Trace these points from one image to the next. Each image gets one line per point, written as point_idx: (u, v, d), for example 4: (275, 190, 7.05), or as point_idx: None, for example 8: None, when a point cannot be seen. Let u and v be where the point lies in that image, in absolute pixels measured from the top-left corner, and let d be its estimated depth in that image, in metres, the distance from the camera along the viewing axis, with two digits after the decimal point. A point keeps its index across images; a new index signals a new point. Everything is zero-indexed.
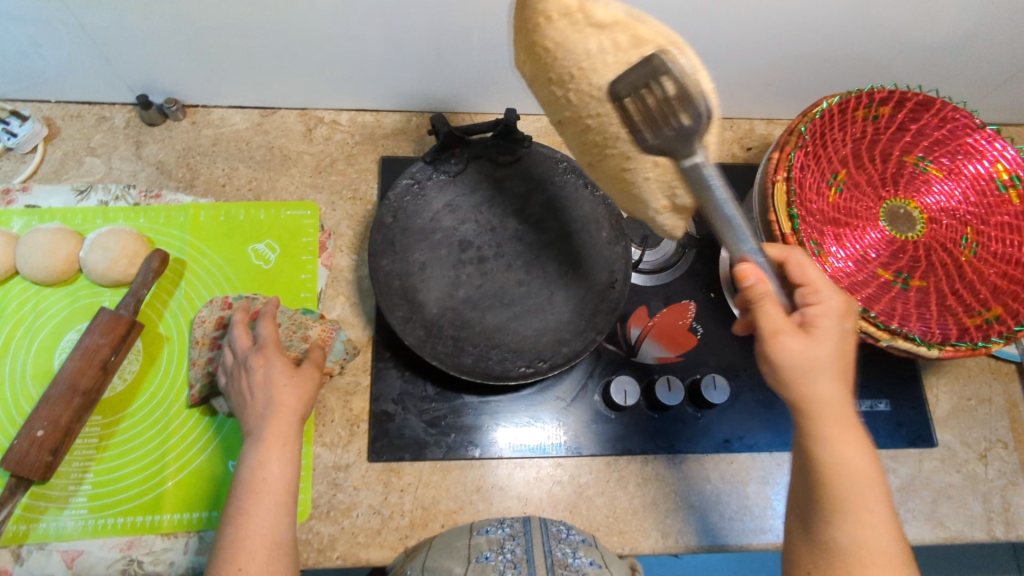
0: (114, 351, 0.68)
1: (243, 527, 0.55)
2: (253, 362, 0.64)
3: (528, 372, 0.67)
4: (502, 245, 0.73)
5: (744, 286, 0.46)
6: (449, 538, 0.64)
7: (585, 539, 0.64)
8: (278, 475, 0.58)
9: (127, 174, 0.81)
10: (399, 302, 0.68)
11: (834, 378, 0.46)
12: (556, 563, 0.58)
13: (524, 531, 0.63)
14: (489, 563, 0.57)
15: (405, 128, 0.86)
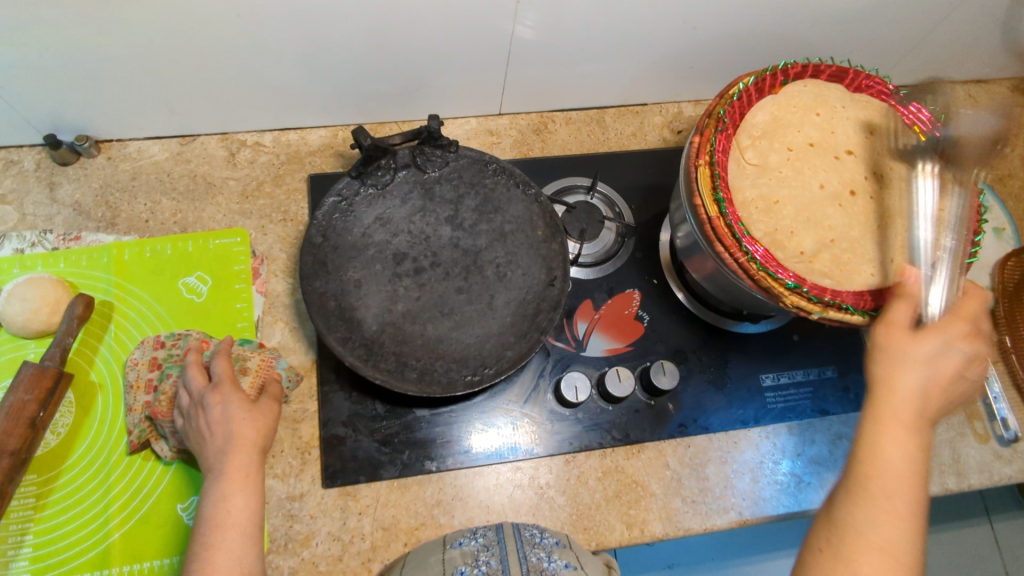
0: (42, 406, 0.65)
1: (209, 560, 0.54)
2: (210, 399, 0.61)
3: (474, 380, 0.66)
4: (439, 253, 0.72)
5: (902, 279, 0.57)
6: (424, 553, 0.63)
7: (560, 541, 0.64)
8: (242, 508, 0.57)
9: (42, 219, 0.77)
10: (336, 323, 0.67)
11: (909, 379, 0.53)
12: (532, 569, 0.57)
13: (498, 540, 0.63)
14: None
15: (331, 143, 0.84)
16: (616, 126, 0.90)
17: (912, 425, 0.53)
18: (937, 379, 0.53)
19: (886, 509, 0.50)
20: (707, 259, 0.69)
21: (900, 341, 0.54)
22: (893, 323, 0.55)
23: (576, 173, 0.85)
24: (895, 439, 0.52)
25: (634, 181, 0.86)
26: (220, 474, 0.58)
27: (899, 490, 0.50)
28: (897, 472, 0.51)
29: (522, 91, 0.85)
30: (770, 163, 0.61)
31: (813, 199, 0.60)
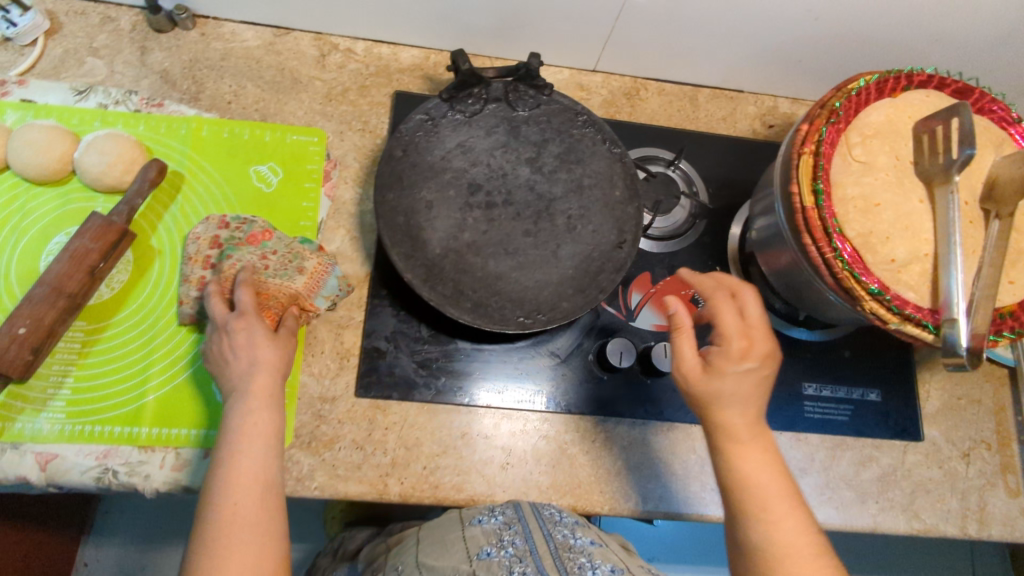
0: (104, 257, 0.66)
1: (233, 466, 0.55)
2: (234, 326, 0.61)
3: (527, 323, 0.66)
4: (513, 193, 0.71)
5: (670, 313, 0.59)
6: (441, 535, 0.64)
7: (578, 519, 0.66)
8: (267, 423, 0.58)
9: (129, 79, 0.77)
10: (401, 239, 0.66)
11: (734, 408, 0.56)
12: (560, 546, 0.59)
13: (518, 518, 0.63)
14: (494, 560, 0.57)
15: (422, 65, 0.83)
16: (708, 107, 0.87)
17: (751, 435, 0.56)
18: (746, 397, 0.56)
19: (768, 520, 0.54)
20: (784, 253, 0.67)
21: (704, 378, 0.57)
22: (684, 370, 0.57)
23: (661, 144, 0.82)
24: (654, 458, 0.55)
25: (717, 165, 0.83)
26: (249, 389, 0.59)
27: (767, 501, 0.54)
28: (756, 482, 0.55)
29: (624, 51, 0.82)
30: (877, 164, 0.59)
31: (913, 210, 0.58)
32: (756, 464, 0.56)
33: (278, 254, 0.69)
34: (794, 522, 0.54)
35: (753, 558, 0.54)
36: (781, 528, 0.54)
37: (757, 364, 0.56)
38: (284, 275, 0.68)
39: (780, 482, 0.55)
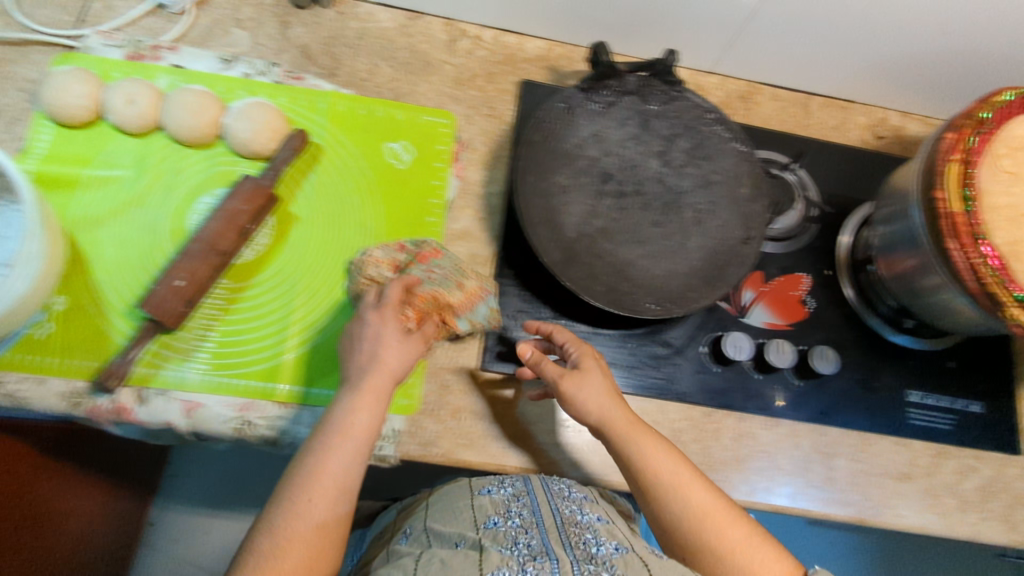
0: (253, 220, 0.69)
1: (321, 464, 0.56)
2: (370, 315, 0.62)
3: (658, 311, 0.68)
4: (644, 184, 0.73)
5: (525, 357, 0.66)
6: (450, 499, 0.65)
7: (586, 495, 0.66)
8: (365, 424, 0.58)
9: (271, 51, 0.79)
10: (539, 221, 0.69)
11: (598, 396, 0.64)
12: (566, 521, 0.59)
13: (526, 492, 0.65)
14: (500, 529, 0.57)
15: (547, 56, 0.85)
16: (820, 115, 0.89)
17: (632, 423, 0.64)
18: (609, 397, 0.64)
19: (689, 490, 0.61)
20: (909, 257, 0.69)
21: (573, 378, 0.64)
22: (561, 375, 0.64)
23: (777, 147, 0.84)
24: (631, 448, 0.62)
25: (830, 171, 0.85)
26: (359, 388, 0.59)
27: (677, 476, 0.62)
28: (669, 465, 0.62)
29: (746, 55, 0.84)
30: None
31: None
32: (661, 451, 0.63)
33: (443, 267, 0.69)
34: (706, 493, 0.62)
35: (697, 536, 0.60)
36: (681, 504, 0.61)
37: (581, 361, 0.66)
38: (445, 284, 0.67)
39: (665, 464, 0.62)
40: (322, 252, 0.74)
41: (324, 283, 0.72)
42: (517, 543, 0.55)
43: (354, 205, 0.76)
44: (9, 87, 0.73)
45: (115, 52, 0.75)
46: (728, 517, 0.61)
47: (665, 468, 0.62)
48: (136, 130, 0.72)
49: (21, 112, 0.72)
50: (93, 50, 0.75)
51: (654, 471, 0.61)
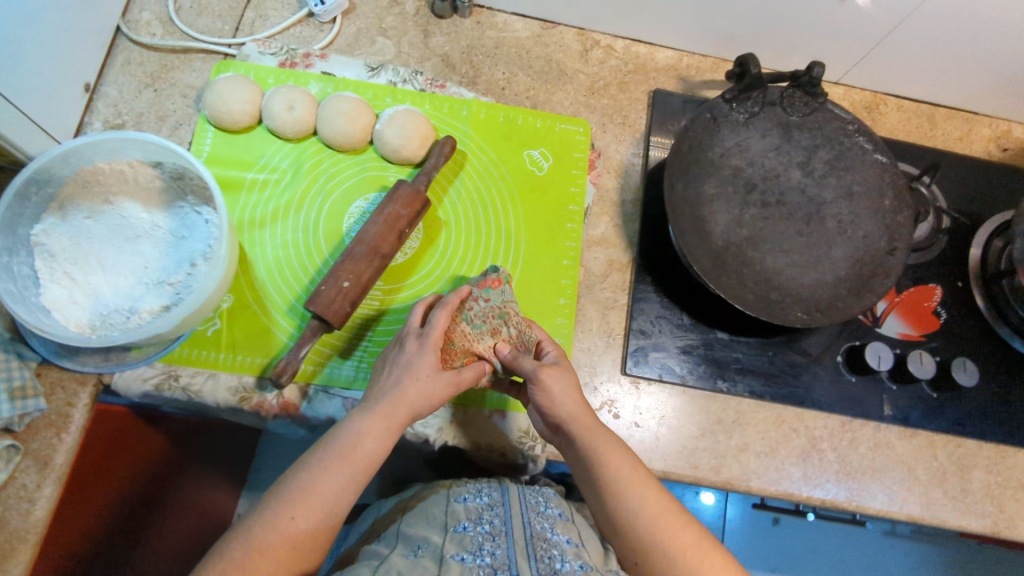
0: (410, 224, 0.71)
1: (314, 482, 0.56)
2: (408, 341, 0.62)
3: (806, 320, 0.69)
4: (786, 194, 0.74)
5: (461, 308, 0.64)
6: (426, 506, 0.68)
7: (563, 514, 0.68)
8: (371, 449, 0.58)
9: (414, 60, 0.82)
10: (689, 229, 0.70)
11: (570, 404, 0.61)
12: (535, 535, 0.61)
13: (502, 502, 0.67)
14: (467, 534, 0.61)
15: (676, 66, 0.86)
16: (944, 126, 0.89)
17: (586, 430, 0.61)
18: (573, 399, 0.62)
19: (618, 489, 0.60)
20: None
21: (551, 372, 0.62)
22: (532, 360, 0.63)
23: (907, 158, 0.84)
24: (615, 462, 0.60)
25: (959, 182, 0.85)
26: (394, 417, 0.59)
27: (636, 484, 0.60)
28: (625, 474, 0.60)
29: (875, 66, 0.84)
30: None
31: None
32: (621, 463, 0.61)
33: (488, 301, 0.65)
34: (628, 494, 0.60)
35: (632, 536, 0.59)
36: (634, 506, 0.60)
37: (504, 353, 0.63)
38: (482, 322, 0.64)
39: (630, 469, 0.61)
40: (468, 255, 0.75)
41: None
42: (481, 551, 0.58)
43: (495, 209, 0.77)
44: (175, 93, 0.76)
45: (270, 59, 0.78)
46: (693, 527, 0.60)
47: (629, 477, 0.60)
48: (293, 136, 0.75)
49: (186, 117, 0.76)
50: (250, 58, 0.78)
51: (623, 481, 0.60)
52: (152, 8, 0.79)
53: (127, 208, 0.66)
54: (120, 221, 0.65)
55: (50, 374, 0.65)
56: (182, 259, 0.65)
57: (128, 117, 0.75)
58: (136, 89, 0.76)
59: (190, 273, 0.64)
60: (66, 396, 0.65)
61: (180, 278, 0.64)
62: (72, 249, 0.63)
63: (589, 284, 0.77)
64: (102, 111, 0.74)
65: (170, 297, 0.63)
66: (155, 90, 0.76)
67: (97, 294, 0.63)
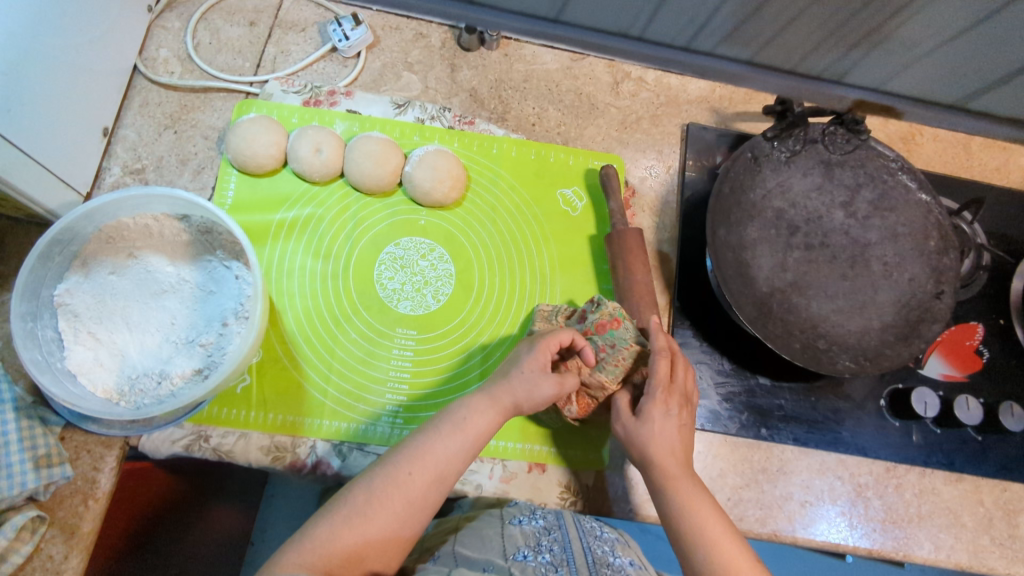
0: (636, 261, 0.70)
1: (428, 444, 0.54)
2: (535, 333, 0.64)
3: (855, 368, 0.67)
4: (829, 236, 0.72)
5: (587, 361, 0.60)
6: (477, 526, 0.60)
7: (619, 538, 0.63)
8: (484, 424, 0.56)
9: (441, 95, 0.79)
10: (733, 275, 0.68)
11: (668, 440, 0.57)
12: (597, 561, 0.56)
13: (558, 526, 0.61)
14: (530, 563, 0.54)
15: (708, 97, 0.84)
16: (981, 156, 0.87)
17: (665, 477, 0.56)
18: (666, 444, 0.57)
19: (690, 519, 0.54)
20: None
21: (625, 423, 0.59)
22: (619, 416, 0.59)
23: (946, 192, 0.82)
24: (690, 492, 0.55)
25: (998, 217, 0.83)
26: (501, 400, 0.57)
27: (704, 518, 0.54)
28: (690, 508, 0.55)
29: (923, 75, 0.83)
30: None
31: None
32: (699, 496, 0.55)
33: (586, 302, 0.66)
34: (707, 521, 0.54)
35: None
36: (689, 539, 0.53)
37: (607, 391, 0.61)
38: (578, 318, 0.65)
39: (701, 502, 0.55)
40: (503, 300, 0.73)
41: (509, 334, 0.72)
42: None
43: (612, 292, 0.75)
44: (196, 135, 0.74)
45: (294, 98, 0.75)
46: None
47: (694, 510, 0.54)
48: (320, 179, 0.72)
49: (208, 160, 0.73)
50: (273, 96, 0.75)
51: (681, 506, 0.55)
52: (169, 45, 0.76)
53: (153, 263, 0.63)
54: (146, 276, 0.63)
55: (74, 438, 0.63)
56: (213, 317, 0.62)
57: (148, 161, 0.72)
58: (155, 132, 0.73)
59: (221, 333, 0.61)
60: (92, 460, 0.63)
61: (212, 339, 0.61)
62: (97, 310, 0.61)
63: None
64: (121, 155, 0.71)
65: (201, 360, 0.60)
66: (176, 132, 0.73)
67: (124, 356, 0.60)
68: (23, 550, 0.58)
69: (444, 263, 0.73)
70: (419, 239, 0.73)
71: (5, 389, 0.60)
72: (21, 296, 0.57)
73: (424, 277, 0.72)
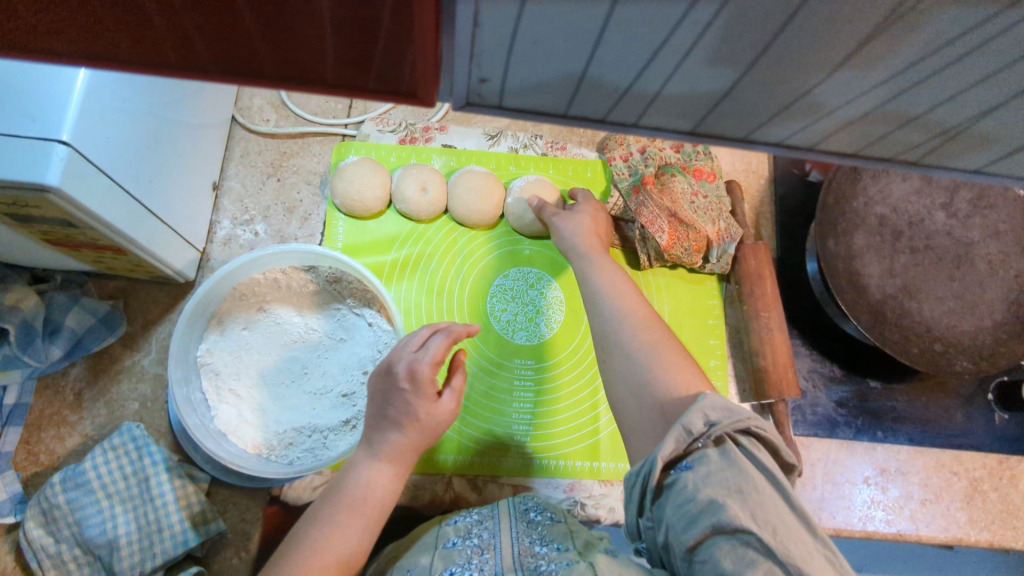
0: (750, 281, 0.72)
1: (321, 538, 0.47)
2: (674, 179, 0.73)
3: (973, 368, 0.68)
4: (932, 238, 0.72)
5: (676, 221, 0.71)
6: (416, 534, 0.60)
7: (555, 516, 0.60)
8: (383, 487, 0.51)
9: (531, 123, 0.80)
10: (845, 285, 0.70)
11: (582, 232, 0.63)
12: (523, 552, 0.54)
13: (492, 515, 0.60)
14: (456, 549, 0.55)
15: None
16: None
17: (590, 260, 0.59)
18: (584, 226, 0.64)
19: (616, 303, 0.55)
20: None
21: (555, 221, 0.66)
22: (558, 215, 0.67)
23: None
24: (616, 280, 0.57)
25: None
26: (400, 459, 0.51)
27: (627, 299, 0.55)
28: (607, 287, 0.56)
29: None
30: None
31: None
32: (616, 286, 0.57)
33: (704, 204, 0.73)
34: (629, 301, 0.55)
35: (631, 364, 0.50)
36: (613, 306, 0.54)
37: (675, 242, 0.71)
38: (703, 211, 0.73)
39: (614, 273, 0.58)
40: None
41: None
42: (470, 565, 0.53)
43: (728, 296, 0.77)
44: (298, 181, 0.74)
45: (390, 136, 0.76)
46: (677, 348, 0.51)
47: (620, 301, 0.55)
48: (426, 217, 0.73)
49: (314, 205, 0.74)
50: (370, 137, 0.76)
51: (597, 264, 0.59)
52: (262, 93, 0.76)
53: (283, 315, 0.64)
54: (275, 329, 0.64)
55: (220, 493, 0.64)
56: (349, 365, 0.64)
57: (256, 212, 0.73)
58: (259, 181, 0.74)
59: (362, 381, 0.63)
60: (240, 513, 0.64)
61: (355, 388, 0.62)
62: (234, 370, 0.62)
63: (733, 341, 0.76)
64: (229, 208, 0.72)
65: (346, 411, 0.62)
66: (279, 179, 0.74)
67: (266, 410, 0.61)
68: None
69: (554, 291, 0.74)
70: (526, 268, 0.74)
71: (156, 452, 0.61)
72: (175, 362, 0.58)
73: (535, 306, 0.73)
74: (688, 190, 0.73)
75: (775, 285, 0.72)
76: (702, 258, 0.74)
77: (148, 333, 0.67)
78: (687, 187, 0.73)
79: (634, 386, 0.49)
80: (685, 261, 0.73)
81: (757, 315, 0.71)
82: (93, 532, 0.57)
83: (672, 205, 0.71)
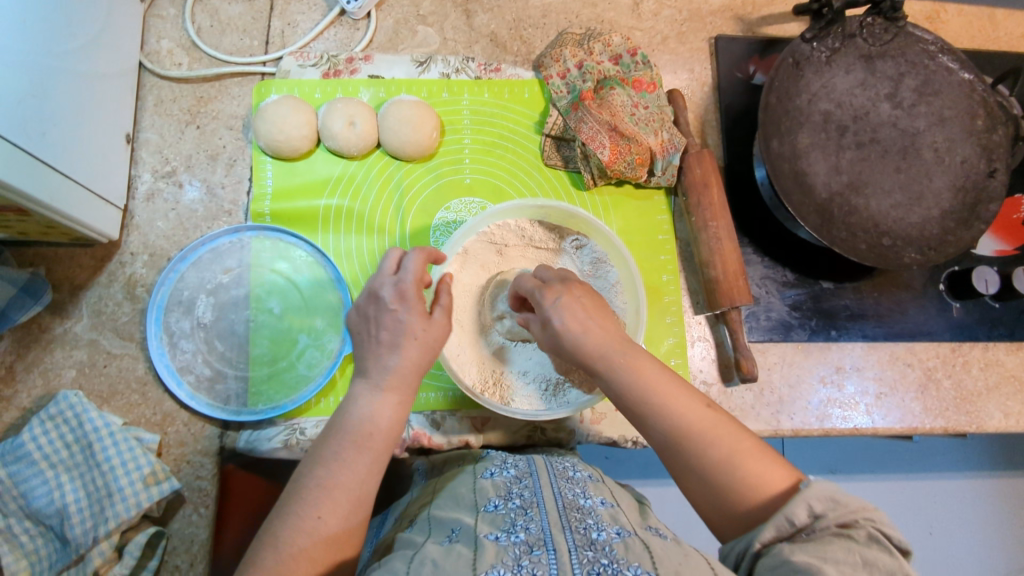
0: (693, 190, 0.70)
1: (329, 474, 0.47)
2: (613, 92, 0.71)
3: (921, 259, 0.67)
4: (879, 130, 0.71)
5: (611, 139, 0.69)
6: (453, 486, 0.56)
7: (591, 476, 0.59)
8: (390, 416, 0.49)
9: (461, 45, 0.76)
10: (792, 186, 0.68)
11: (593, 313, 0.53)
12: (568, 505, 0.50)
13: (530, 473, 0.56)
14: (498, 513, 0.49)
15: (731, 5, 0.81)
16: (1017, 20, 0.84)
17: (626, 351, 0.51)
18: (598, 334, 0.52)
19: (657, 404, 0.50)
20: None
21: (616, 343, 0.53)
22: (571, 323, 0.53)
23: (993, 65, 0.80)
24: (646, 366, 0.51)
25: None
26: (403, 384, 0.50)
27: (670, 399, 0.50)
28: (646, 380, 0.50)
29: None
30: None
31: None
32: (655, 376, 0.51)
33: (645, 115, 0.71)
34: (675, 398, 0.50)
35: (698, 476, 0.48)
36: (662, 421, 0.49)
37: (614, 158, 0.69)
38: (643, 122, 0.71)
39: (652, 378, 0.50)
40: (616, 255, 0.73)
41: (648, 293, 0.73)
42: (515, 527, 0.47)
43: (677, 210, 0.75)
44: (219, 126, 0.70)
45: (312, 71, 0.72)
46: (747, 447, 0.48)
47: (662, 398, 0.50)
48: (358, 153, 0.69)
49: (238, 151, 0.70)
50: (291, 73, 0.71)
51: (629, 377, 0.50)
52: (170, 34, 0.71)
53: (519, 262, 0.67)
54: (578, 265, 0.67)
55: (172, 452, 0.63)
56: None
57: (177, 162, 0.69)
58: (177, 130, 0.70)
59: None
60: (194, 471, 0.63)
61: None
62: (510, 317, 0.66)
63: (685, 254, 0.75)
64: (148, 161, 0.68)
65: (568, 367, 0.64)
66: (198, 126, 0.70)
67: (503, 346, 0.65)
68: (151, 566, 0.59)
69: None
70: (467, 199, 0.72)
71: (97, 419, 0.59)
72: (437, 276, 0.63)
73: None
74: (629, 102, 0.71)
75: (720, 192, 0.70)
76: (646, 171, 0.72)
77: (77, 298, 0.64)
78: (628, 100, 0.71)
79: (718, 505, 0.48)
80: (629, 175, 0.71)
81: (705, 226, 0.69)
82: (40, 504, 0.56)
83: (609, 120, 0.70)
